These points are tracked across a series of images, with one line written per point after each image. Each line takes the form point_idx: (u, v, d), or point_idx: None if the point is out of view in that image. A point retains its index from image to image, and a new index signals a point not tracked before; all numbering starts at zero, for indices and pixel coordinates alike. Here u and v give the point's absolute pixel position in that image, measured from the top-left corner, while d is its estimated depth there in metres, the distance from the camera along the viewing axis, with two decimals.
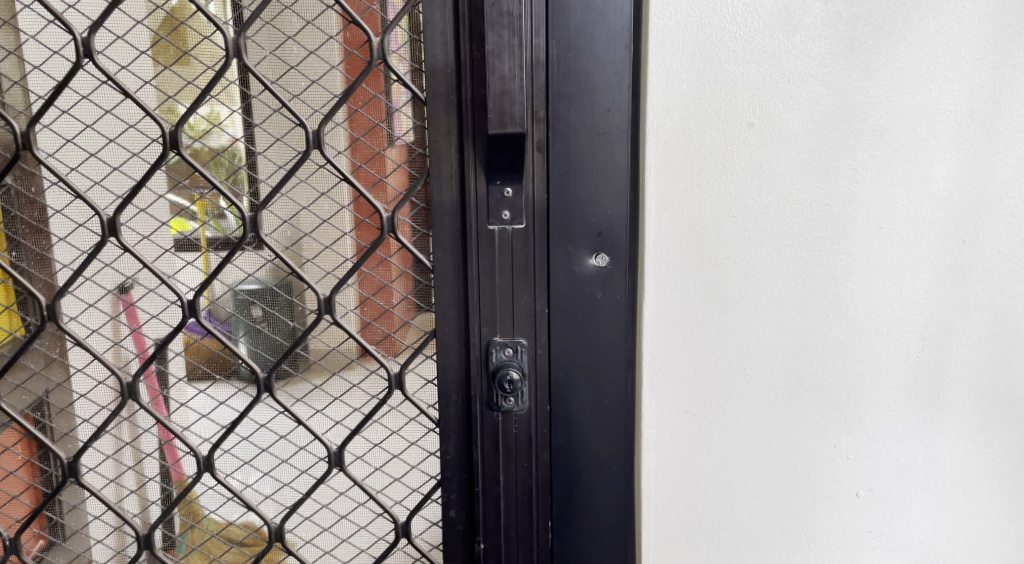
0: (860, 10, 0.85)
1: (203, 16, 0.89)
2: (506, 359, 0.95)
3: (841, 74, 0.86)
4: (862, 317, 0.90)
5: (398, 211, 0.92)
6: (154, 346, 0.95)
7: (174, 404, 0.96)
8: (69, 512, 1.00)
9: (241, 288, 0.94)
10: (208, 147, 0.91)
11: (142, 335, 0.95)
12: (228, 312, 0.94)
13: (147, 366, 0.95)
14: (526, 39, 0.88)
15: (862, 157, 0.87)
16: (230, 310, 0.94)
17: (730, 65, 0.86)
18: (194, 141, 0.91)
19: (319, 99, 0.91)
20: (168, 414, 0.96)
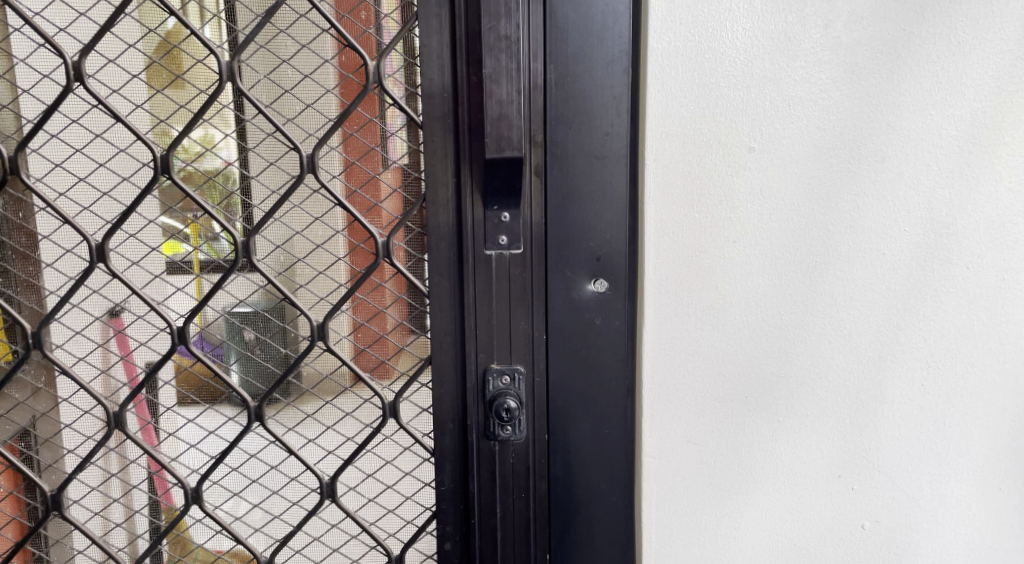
0: (860, 36, 0.84)
1: (198, 40, 0.88)
2: (504, 387, 0.93)
3: (842, 99, 0.85)
4: (865, 344, 0.89)
5: (392, 236, 0.91)
6: (144, 372, 0.92)
7: (164, 434, 0.94)
8: (54, 546, 0.97)
9: (234, 312, 0.92)
10: (201, 171, 0.90)
11: (132, 363, 0.93)
12: (221, 338, 0.92)
13: (137, 395, 0.93)
14: (524, 63, 0.87)
15: (863, 183, 0.86)
16: (223, 336, 0.92)
17: (730, 90, 0.85)
18: (187, 166, 0.90)
19: (314, 123, 0.90)
20: (157, 445, 0.94)
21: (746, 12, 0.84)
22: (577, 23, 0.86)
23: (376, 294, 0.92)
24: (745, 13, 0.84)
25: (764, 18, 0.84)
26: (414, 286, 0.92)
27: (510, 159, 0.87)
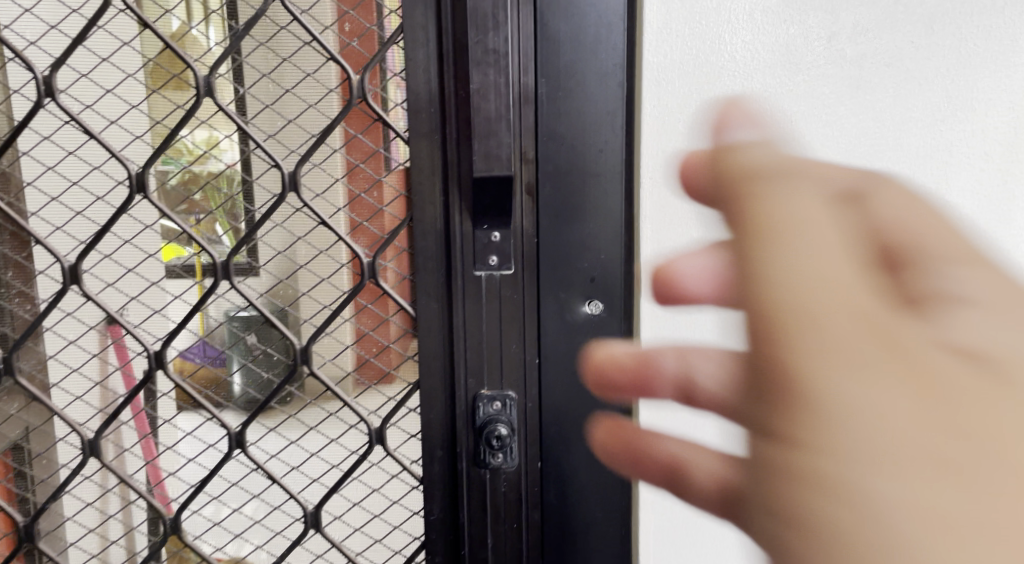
0: (865, 48, 0.81)
1: (174, 53, 0.85)
2: (494, 414, 0.89)
3: (847, 114, 0.82)
4: None
5: (379, 256, 0.87)
6: (144, 378, 0.89)
7: (162, 447, 0.91)
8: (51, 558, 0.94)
9: (236, 318, 0.88)
10: (181, 190, 0.86)
11: (130, 373, 0.89)
12: (223, 344, 0.89)
13: (135, 406, 0.89)
14: (513, 76, 0.83)
15: None
16: (225, 342, 0.89)
17: (730, 105, 0.82)
18: (166, 184, 0.86)
19: (297, 138, 0.86)
20: (156, 458, 0.91)
21: (746, 24, 0.81)
22: (569, 34, 0.83)
23: (362, 316, 0.89)
24: (745, 25, 0.81)
25: (765, 29, 0.81)
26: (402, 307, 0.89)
27: (500, 178, 0.83)
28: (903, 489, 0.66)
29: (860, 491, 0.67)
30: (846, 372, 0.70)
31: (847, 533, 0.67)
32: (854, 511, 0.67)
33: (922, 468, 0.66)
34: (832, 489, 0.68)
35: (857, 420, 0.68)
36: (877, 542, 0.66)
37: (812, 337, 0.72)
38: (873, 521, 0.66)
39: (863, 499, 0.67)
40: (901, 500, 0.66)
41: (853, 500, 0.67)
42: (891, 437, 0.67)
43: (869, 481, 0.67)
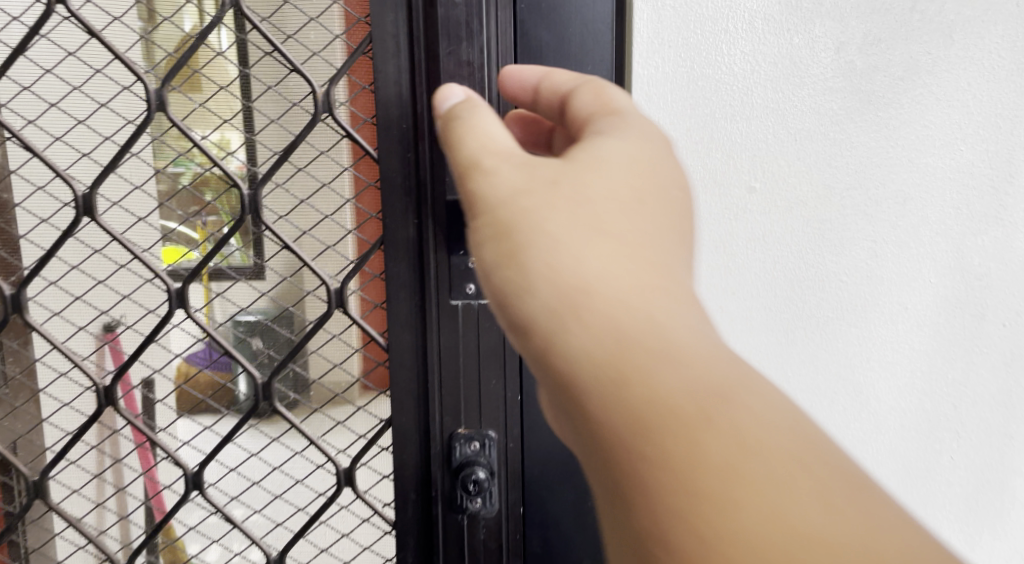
0: (877, 60, 0.74)
1: (122, 65, 0.76)
2: (472, 454, 0.82)
3: (858, 132, 0.75)
4: (884, 411, 0.81)
5: (349, 284, 0.80)
6: (142, 384, 0.81)
7: (161, 455, 0.82)
8: None
9: (240, 321, 0.80)
10: (131, 211, 0.78)
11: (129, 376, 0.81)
12: (227, 350, 0.80)
13: (131, 412, 0.81)
14: (491, 90, 0.76)
15: (881, 227, 0.77)
16: (229, 348, 0.80)
17: (728, 122, 0.75)
18: (114, 205, 0.78)
19: (258, 156, 0.78)
20: (155, 466, 0.83)
21: (746, 34, 0.74)
22: (554, 43, 0.75)
23: (330, 348, 0.81)
24: (745, 35, 0.74)
25: (766, 39, 0.74)
26: (371, 337, 0.81)
27: None
28: (627, 276, 0.54)
29: (576, 263, 0.54)
30: (545, 220, 0.55)
31: (607, 351, 0.53)
32: (608, 355, 0.53)
33: (667, 346, 0.53)
34: (557, 295, 0.54)
35: (592, 162, 0.57)
36: (645, 307, 0.53)
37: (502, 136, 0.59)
38: (610, 300, 0.53)
39: (599, 313, 0.53)
40: (622, 288, 0.54)
41: (591, 291, 0.54)
42: (625, 199, 0.56)
43: (579, 243, 0.54)
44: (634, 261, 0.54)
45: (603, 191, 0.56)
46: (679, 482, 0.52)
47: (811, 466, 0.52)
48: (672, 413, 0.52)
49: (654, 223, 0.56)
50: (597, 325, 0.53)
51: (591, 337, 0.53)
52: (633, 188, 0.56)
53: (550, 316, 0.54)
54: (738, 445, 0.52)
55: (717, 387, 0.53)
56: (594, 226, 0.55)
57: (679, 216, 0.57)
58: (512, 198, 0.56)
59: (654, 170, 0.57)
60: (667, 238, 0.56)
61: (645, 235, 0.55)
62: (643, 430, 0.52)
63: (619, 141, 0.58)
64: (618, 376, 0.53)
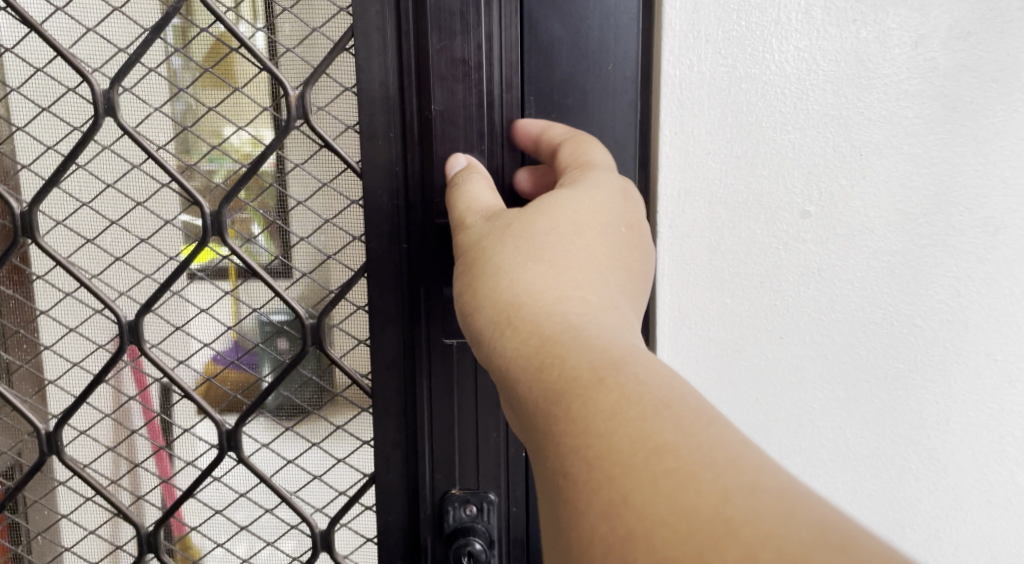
0: (965, 58, 0.61)
1: (67, 62, 0.65)
2: (469, 520, 0.71)
3: (938, 145, 0.62)
4: (966, 483, 0.68)
5: (327, 318, 0.69)
6: (158, 384, 0.70)
7: (181, 463, 0.71)
8: None
9: (269, 317, 0.69)
10: (78, 232, 0.68)
11: (142, 371, 0.70)
12: (254, 345, 0.69)
13: (148, 414, 0.70)
14: (491, 93, 0.64)
15: (967, 262, 0.63)
16: (257, 343, 0.69)
17: (778, 132, 0.62)
18: (59, 225, 0.68)
19: (222, 172, 0.67)
20: (173, 475, 0.72)
21: (802, 26, 0.61)
22: (567, 40, 0.64)
23: (307, 391, 0.70)
24: (801, 28, 0.61)
25: (827, 33, 0.61)
26: (351, 378, 0.70)
27: None
28: (552, 277, 0.52)
29: (515, 282, 0.53)
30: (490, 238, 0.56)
31: (530, 347, 0.49)
32: (531, 349, 0.49)
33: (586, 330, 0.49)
34: (494, 314, 0.52)
35: (550, 207, 0.56)
36: (569, 316, 0.50)
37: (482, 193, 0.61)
38: (539, 310, 0.51)
39: (528, 317, 0.51)
40: (541, 286, 0.52)
41: (522, 306, 0.51)
42: (570, 231, 0.55)
43: (521, 268, 0.53)
44: (569, 283, 0.52)
45: (546, 226, 0.55)
46: (582, 452, 0.44)
47: (700, 429, 0.43)
48: (581, 395, 0.46)
49: (594, 240, 0.55)
50: (524, 332, 0.50)
51: (522, 350, 0.49)
52: (577, 221, 0.55)
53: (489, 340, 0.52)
54: (640, 410, 0.44)
55: (622, 359, 0.47)
56: (530, 242, 0.54)
57: (627, 254, 0.56)
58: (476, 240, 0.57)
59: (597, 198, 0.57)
60: (609, 271, 0.54)
61: (584, 262, 0.54)
62: (559, 417, 0.46)
63: (580, 189, 0.57)
64: (538, 372, 0.48)
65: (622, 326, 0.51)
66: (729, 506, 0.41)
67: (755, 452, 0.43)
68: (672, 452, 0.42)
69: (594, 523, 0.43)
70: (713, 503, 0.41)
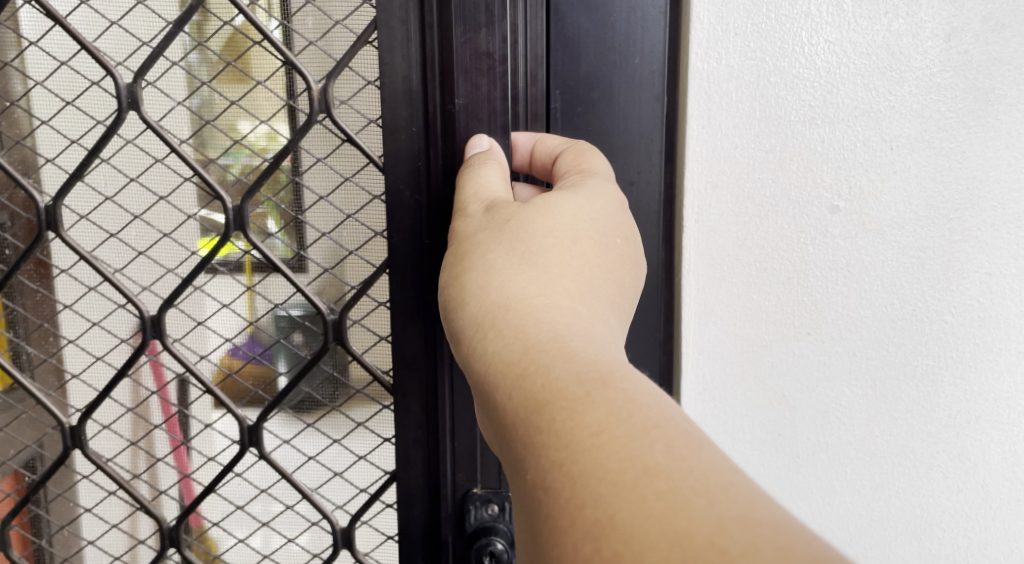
0: (999, 51, 0.59)
1: (90, 55, 0.65)
2: (490, 520, 0.71)
3: (971, 140, 0.61)
4: (996, 483, 0.67)
5: (349, 314, 0.68)
6: (177, 379, 0.70)
7: (199, 459, 0.71)
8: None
9: (287, 309, 0.69)
10: (102, 227, 0.67)
11: (161, 367, 0.69)
12: (272, 339, 0.69)
13: (167, 409, 0.70)
14: (515, 87, 0.63)
15: (999, 258, 0.62)
16: (275, 337, 0.69)
17: (807, 126, 0.61)
18: (83, 219, 0.67)
19: (246, 168, 0.66)
20: (192, 472, 0.72)
21: (834, 18, 0.60)
22: (593, 33, 0.63)
23: (326, 387, 0.70)
24: (831, 20, 0.60)
25: (858, 25, 0.60)
26: (375, 376, 0.70)
27: None
28: (541, 283, 0.51)
29: (505, 286, 0.52)
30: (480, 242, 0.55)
31: (514, 352, 0.48)
32: (516, 355, 0.48)
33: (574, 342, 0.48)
34: (479, 315, 0.51)
35: (546, 209, 0.55)
36: (557, 324, 0.49)
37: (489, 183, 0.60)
38: (525, 315, 0.50)
39: (513, 321, 0.49)
40: (531, 292, 0.51)
41: (509, 309, 0.50)
42: (565, 236, 0.54)
43: (511, 270, 0.52)
44: (559, 288, 0.51)
45: (543, 227, 0.54)
46: (566, 466, 0.43)
47: (694, 453, 0.42)
48: (563, 405, 0.44)
49: (586, 250, 0.54)
50: (508, 337, 0.49)
51: (506, 354, 0.48)
52: (573, 227, 0.55)
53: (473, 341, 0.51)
54: (629, 427, 0.43)
55: (609, 375, 0.45)
56: (523, 247, 0.54)
57: (618, 265, 0.55)
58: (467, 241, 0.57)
59: (595, 211, 0.56)
60: (600, 282, 0.53)
61: (575, 271, 0.53)
62: (542, 428, 0.45)
63: (581, 196, 0.56)
64: (520, 378, 0.47)
65: (609, 340, 0.49)
66: (723, 534, 0.39)
67: (748, 482, 0.41)
68: (664, 475, 0.41)
69: (578, 546, 0.41)
70: (707, 531, 0.39)
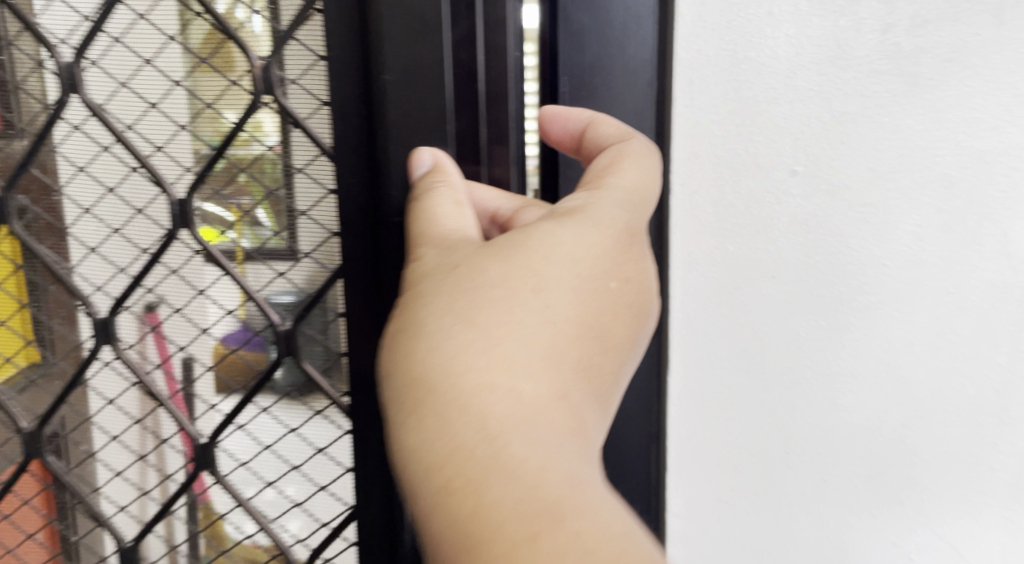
0: (924, 42, 0.73)
1: (40, 39, 0.77)
2: None
3: (903, 115, 0.75)
4: (927, 397, 0.80)
5: (300, 328, 0.78)
6: (179, 354, 0.81)
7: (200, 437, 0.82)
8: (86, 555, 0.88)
9: (276, 300, 0.78)
10: (59, 216, 0.81)
11: (165, 340, 0.81)
12: (262, 326, 0.79)
13: (172, 385, 0.82)
14: (455, 68, 0.70)
15: (927, 212, 0.76)
16: (264, 325, 0.79)
17: (770, 105, 0.75)
18: (42, 206, 0.81)
19: (186, 150, 0.77)
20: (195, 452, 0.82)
21: (790, 16, 0.74)
22: (592, 28, 0.75)
23: (304, 384, 0.80)
24: (789, 18, 0.74)
25: (811, 22, 0.74)
26: (329, 395, 0.79)
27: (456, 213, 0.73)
28: (480, 367, 0.62)
29: (439, 360, 0.62)
30: (421, 306, 0.65)
31: (441, 455, 0.60)
32: (450, 459, 0.59)
33: (512, 448, 0.59)
34: (407, 385, 0.62)
35: (509, 255, 0.66)
36: (487, 416, 0.60)
37: (448, 211, 0.69)
38: (454, 400, 0.61)
39: (442, 408, 0.61)
40: (469, 378, 0.61)
41: (432, 392, 0.61)
42: (524, 289, 0.65)
43: (452, 335, 0.63)
44: (497, 356, 0.62)
45: (499, 279, 0.65)
46: None
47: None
48: (498, 528, 0.57)
49: (552, 330, 0.65)
50: (433, 435, 0.60)
51: (432, 456, 0.60)
52: (528, 280, 0.65)
53: (399, 407, 0.62)
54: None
55: (558, 507, 0.58)
56: (482, 332, 0.63)
57: (583, 312, 0.66)
58: (410, 296, 0.67)
59: (562, 290, 0.66)
60: (545, 351, 0.64)
61: (520, 346, 0.63)
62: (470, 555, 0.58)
63: (562, 229, 0.68)
64: (445, 489, 0.59)
65: (547, 425, 0.61)
66: None
67: None
68: None
69: None
70: None
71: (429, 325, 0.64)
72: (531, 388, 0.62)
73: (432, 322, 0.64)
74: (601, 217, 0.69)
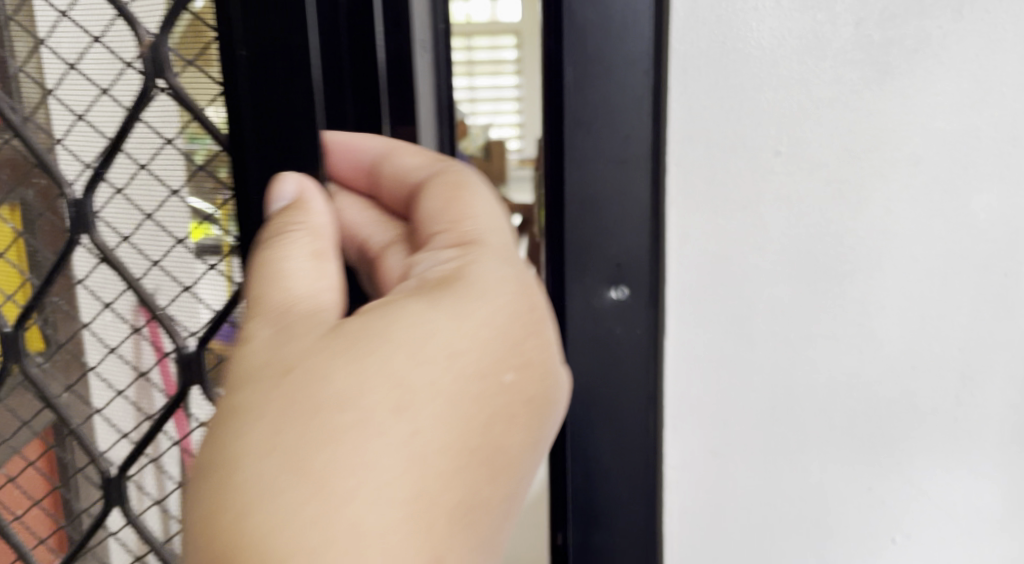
0: (893, 34, 0.81)
1: None
2: None
3: (875, 100, 0.83)
4: (897, 355, 0.89)
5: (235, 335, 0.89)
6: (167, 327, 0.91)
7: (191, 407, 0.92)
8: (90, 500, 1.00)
9: None
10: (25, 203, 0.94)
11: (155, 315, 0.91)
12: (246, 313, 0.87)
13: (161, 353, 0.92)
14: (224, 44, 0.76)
15: (896, 187, 0.85)
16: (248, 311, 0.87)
17: (756, 92, 0.83)
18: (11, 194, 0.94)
19: (150, 199, 0.89)
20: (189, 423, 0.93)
21: (773, 12, 0.82)
22: (595, 24, 0.84)
23: None
24: (772, 13, 0.82)
25: (792, 16, 0.82)
26: None
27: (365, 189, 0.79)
28: (347, 486, 0.64)
29: (249, 479, 0.64)
30: (249, 416, 0.66)
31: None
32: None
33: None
34: (238, 497, 0.63)
35: (370, 368, 0.67)
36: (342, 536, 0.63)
37: (298, 288, 0.73)
38: (264, 519, 0.63)
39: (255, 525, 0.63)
40: (312, 495, 0.63)
41: (257, 508, 0.63)
42: (389, 409, 0.66)
43: (257, 462, 0.64)
44: (364, 476, 0.64)
45: (343, 389, 0.66)
46: None
47: None
48: None
49: (416, 441, 0.67)
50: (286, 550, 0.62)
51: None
52: (347, 395, 0.66)
53: (200, 531, 0.64)
54: None
55: None
56: (331, 452, 0.64)
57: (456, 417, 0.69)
58: (241, 409, 0.66)
59: (437, 406, 0.68)
60: (411, 467, 0.66)
61: (384, 462, 0.65)
62: None
63: (438, 322, 0.70)
64: None
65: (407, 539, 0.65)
66: None
67: None
68: None
69: None
70: None
71: (257, 478, 0.64)
72: (383, 489, 0.65)
73: (259, 468, 0.64)
74: (481, 284, 0.74)
